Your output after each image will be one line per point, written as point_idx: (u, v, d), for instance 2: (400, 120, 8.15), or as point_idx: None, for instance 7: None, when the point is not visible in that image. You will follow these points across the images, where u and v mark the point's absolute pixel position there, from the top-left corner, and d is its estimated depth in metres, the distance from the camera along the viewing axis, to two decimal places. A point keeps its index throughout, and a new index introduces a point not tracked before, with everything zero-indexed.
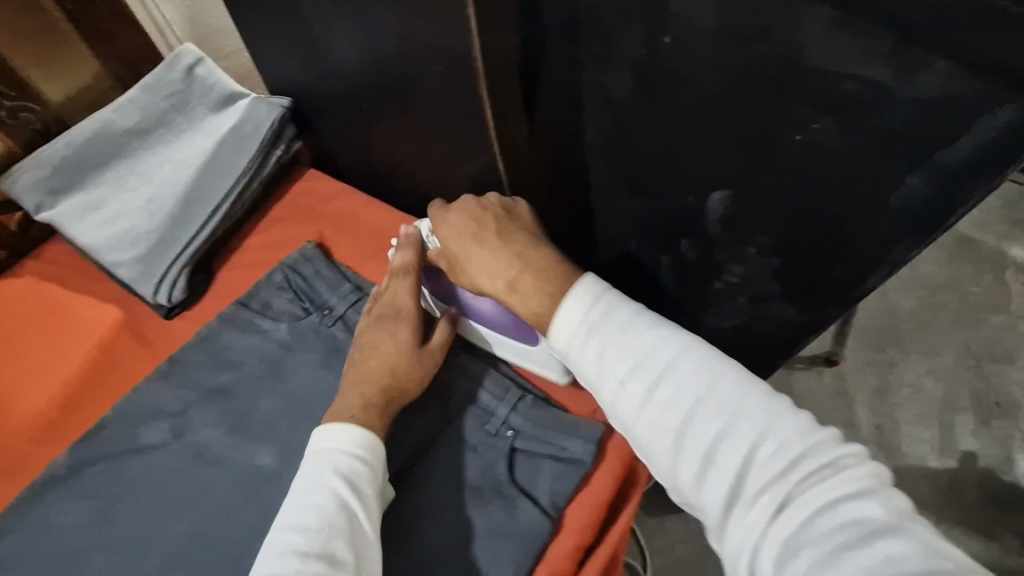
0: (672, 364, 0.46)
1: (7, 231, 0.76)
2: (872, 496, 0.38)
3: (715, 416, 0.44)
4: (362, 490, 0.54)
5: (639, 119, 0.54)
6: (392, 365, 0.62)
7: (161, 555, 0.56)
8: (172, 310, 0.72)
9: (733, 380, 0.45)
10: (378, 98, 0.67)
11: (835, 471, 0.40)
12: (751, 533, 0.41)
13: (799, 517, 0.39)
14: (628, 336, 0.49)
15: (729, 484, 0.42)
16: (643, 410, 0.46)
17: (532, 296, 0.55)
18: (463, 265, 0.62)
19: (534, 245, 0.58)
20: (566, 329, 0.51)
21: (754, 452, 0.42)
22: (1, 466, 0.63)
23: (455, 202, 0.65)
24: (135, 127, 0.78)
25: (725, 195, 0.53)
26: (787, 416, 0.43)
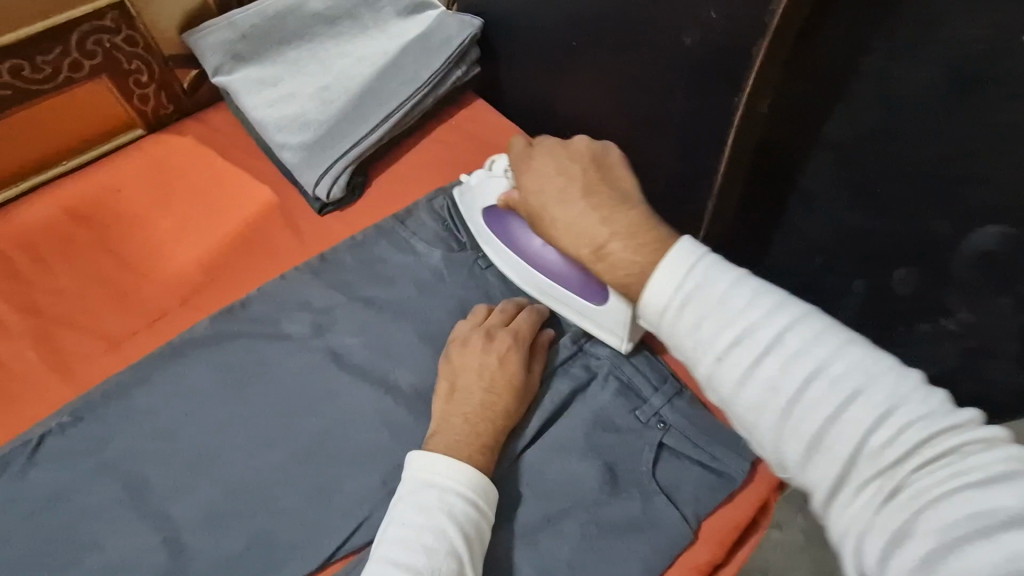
0: (781, 338, 0.37)
1: (180, 87, 0.74)
2: (1007, 480, 0.30)
3: (827, 392, 0.35)
4: (475, 540, 0.47)
5: (924, 128, 0.49)
6: (503, 399, 0.55)
7: (290, 446, 0.57)
8: (325, 206, 0.70)
9: (850, 356, 0.36)
10: (596, 38, 0.60)
11: (963, 449, 0.32)
12: (862, 517, 0.34)
13: (913, 503, 0.32)
14: (723, 304, 0.39)
15: (838, 466, 0.34)
16: (743, 387, 0.38)
17: (624, 265, 0.45)
18: (543, 222, 0.51)
19: (621, 208, 0.48)
20: (658, 295, 0.41)
21: (869, 434, 0.34)
22: (146, 315, 0.63)
23: (543, 143, 0.55)
24: (325, 13, 0.73)
25: (999, 232, 0.51)
26: (916, 390, 0.35)
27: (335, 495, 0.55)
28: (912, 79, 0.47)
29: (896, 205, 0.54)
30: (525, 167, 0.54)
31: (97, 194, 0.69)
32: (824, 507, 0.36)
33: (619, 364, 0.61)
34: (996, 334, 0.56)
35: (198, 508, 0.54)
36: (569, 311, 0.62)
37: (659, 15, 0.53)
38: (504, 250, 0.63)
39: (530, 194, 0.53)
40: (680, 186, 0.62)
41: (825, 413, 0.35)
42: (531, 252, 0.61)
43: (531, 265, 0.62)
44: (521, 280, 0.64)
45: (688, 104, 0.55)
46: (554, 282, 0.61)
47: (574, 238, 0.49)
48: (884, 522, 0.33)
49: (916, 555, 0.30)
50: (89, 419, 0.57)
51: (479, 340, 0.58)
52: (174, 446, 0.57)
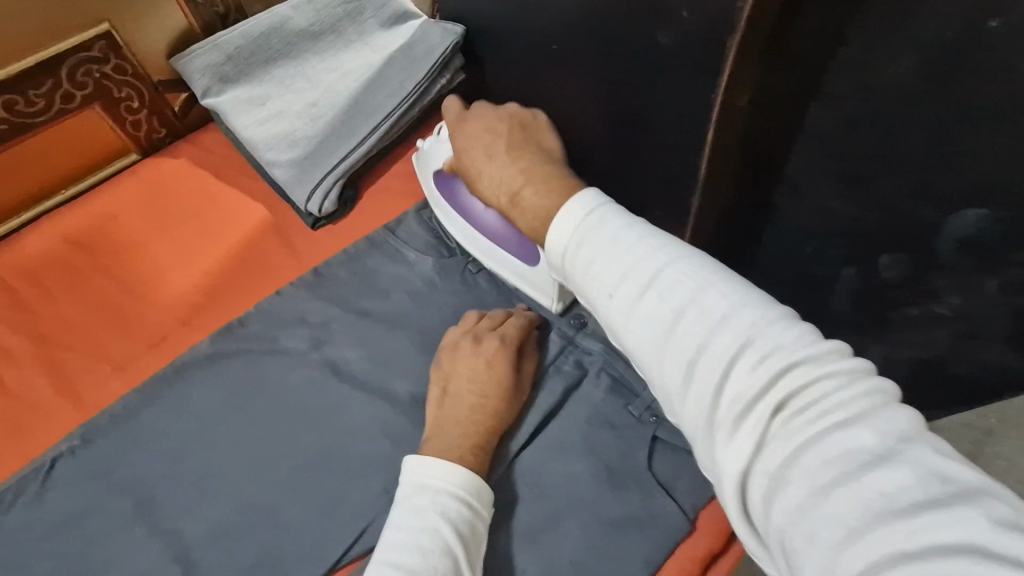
0: (659, 274, 0.38)
1: (171, 110, 0.75)
2: (868, 418, 0.30)
3: (702, 325, 0.35)
4: (470, 539, 0.48)
5: (903, 115, 0.50)
6: (493, 400, 0.56)
7: (294, 459, 0.59)
8: (318, 221, 0.71)
9: (723, 291, 0.37)
10: (574, 40, 0.60)
11: (829, 384, 0.32)
12: (743, 457, 0.32)
13: (790, 442, 0.31)
14: (611, 241, 0.41)
15: (717, 402, 0.34)
16: (631, 320, 0.38)
17: (530, 209, 0.51)
18: (475, 180, 0.58)
19: (534, 162, 0.54)
20: (561, 237, 0.44)
21: (736, 362, 0.34)
22: (148, 337, 0.65)
23: (478, 112, 0.62)
24: (308, 29, 0.74)
25: (982, 214, 0.51)
26: (782, 322, 0.35)
27: (340, 505, 0.56)
28: (890, 69, 0.47)
29: (880, 190, 0.54)
30: (459, 130, 0.61)
31: (95, 221, 0.70)
32: (708, 450, 0.34)
33: (611, 360, 0.62)
34: (987, 316, 0.57)
35: (206, 525, 0.56)
36: (506, 270, 0.64)
37: (633, 16, 0.53)
38: (449, 210, 0.65)
39: (461, 152, 0.60)
40: (663, 184, 0.62)
41: (700, 347, 0.35)
42: (471, 210, 0.63)
43: (470, 224, 0.63)
44: (461, 238, 0.66)
45: (667, 103, 0.56)
46: (492, 242, 0.63)
47: (495, 188, 0.55)
48: (762, 464, 0.31)
49: (794, 499, 0.29)
50: (100, 442, 0.59)
51: (469, 345, 0.59)
52: (181, 464, 0.58)
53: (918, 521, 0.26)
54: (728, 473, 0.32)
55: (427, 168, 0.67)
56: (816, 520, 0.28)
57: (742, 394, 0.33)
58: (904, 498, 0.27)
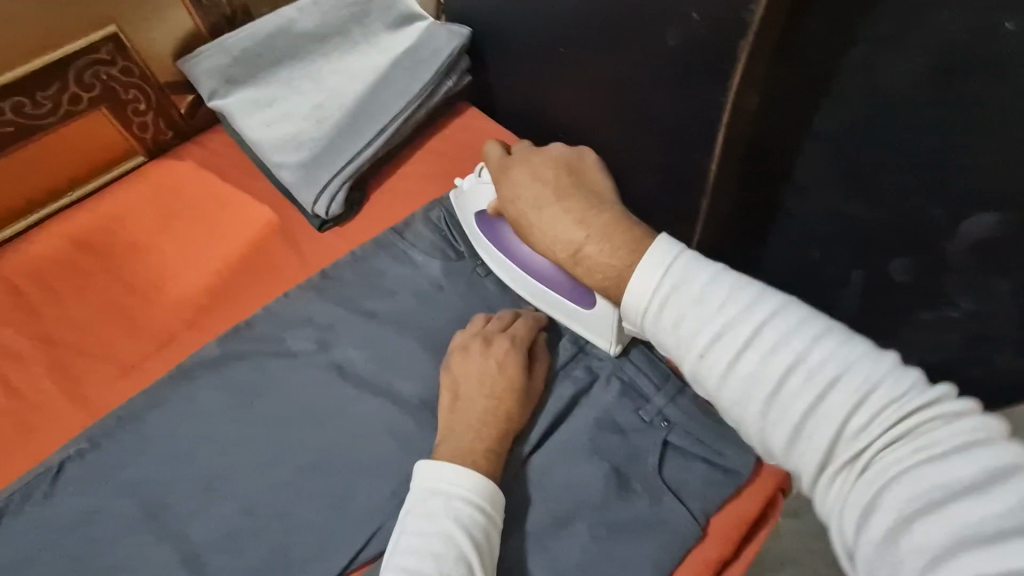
0: (758, 331, 0.38)
1: (177, 112, 0.75)
2: (967, 453, 0.31)
3: (805, 380, 0.36)
4: (484, 543, 0.47)
5: (912, 116, 0.49)
6: (504, 403, 0.56)
7: (302, 462, 0.58)
8: (325, 223, 0.71)
9: (828, 344, 0.36)
10: (582, 43, 0.60)
11: (932, 427, 0.33)
12: (846, 496, 0.35)
13: (886, 479, 0.33)
14: (702, 300, 0.40)
15: (816, 448, 0.35)
16: (730, 378, 0.38)
17: (600, 268, 0.48)
18: (527, 232, 0.55)
19: (595, 213, 0.51)
20: (639, 294, 0.42)
21: (837, 413, 0.35)
22: (156, 339, 0.65)
23: (521, 156, 0.59)
24: (315, 31, 0.74)
25: (993, 219, 0.50)
26: (884, 371, 0.35)
27: (348, 508, 0.56)
28: (897, 71, 0.47)
29: (890, 193, 0.54)
30: (503, 178, 0.59)
31: (103, 223, 0.70)
32: (811, 486, 0.37)
33: (622, 365, 0.61)
34: (997, 320, 0.56)
35: (213, 527, 0.56)
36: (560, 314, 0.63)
37: (642, 18, 0.53)
38: (497, 254, 0.65)
39: (508, 204, 0.57)
40: (671, 186, 0.62)
41: (807, 401, 0.36)
42: (521, 256, 0.62)
43: (522, 270, 0.63)
44: (513, 284, 0.65)
45: (676, 105, 0.56)
46: (544, 286, 0.62)
47: (552, 241, 0.52)
48: (858, 498, 0.34)
49: (883, 525, 0.32)
50: (107, 445, 0.59)
51: (478, 346, 0.59)
52: (188, 467, 0.58)
53: (1006, 548, 0.28)
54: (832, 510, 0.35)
55: (470, 210, 0.66)
56: (907, 548, 0.30)
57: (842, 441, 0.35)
58: (992, 526, 0.29)
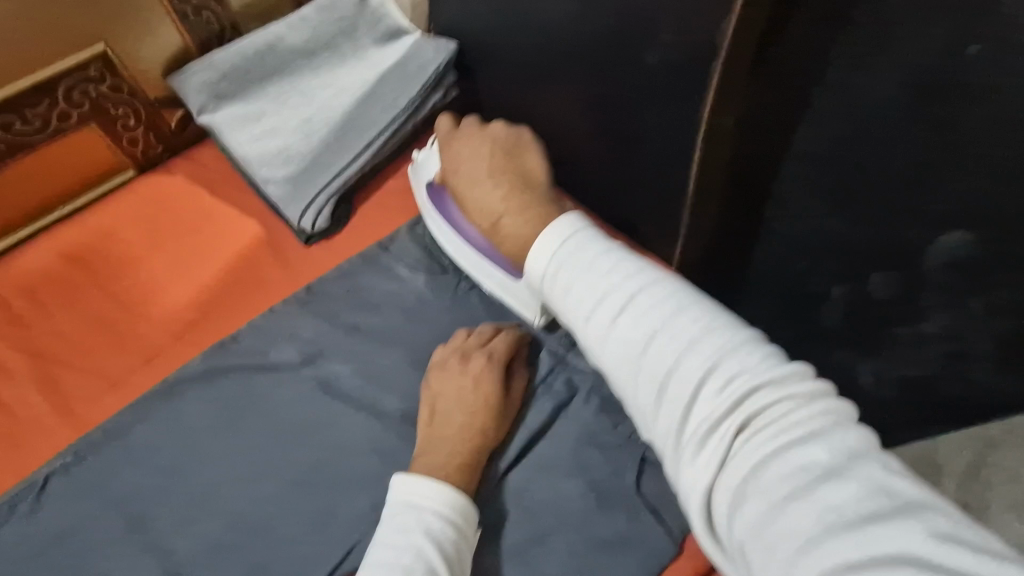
0: (632, 299, 0.39)
1: (167, 128, 0.76)
2: (824, 435, 0.31)
3: (670, 349, 0.36)
4: (454, 558, 0.48)
5: (884, 140, 0.52)
6: (480, 419, 0.56)
7: (285, 476, 0.59)
8: (312, 237, 0.72)
9: (695, 316, 0.37)
10: (563, 59, 0.60)
11: (788, 405, 0.33)
12: (704, 474, 0.33)
13: (749, 459, 0.32)
14: (588, 267, 0.42)
15: (681, 419, 0.35)
16: (607, 345, 0.39)
17: (513, 240, 0.53)
18: (463, 199, 0.59)
19: (519, 188, 0.55)
20: (540, 262, 0.44)
21: (702, 383, 0.35)
22: (141, 353, 0.65)
23: (466, 130, 0.62)
24: (303, 47, 0.75)
25: (962, 237, 0.54)
26: (749, 344, 0.36)
27: (329, 523, 0.57)
28: (873, 87, 0.50)
29: (868, 208, 0.56)
30: (449, 147, 0.62)
31: (91, 237, 0.71)
32: (676, 465, 0.35)
33: (602, 379, 0.62)
34: (973, 335, 0.58)
35: (195, 541, 0.56)
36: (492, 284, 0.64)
37: (619, 38, 0.53)
38: (440, 222, 0.66)
39: (448, 174, 0.61)
40: (651, 200, 0.62)
41: (670, 371, 0.36)
42: (459, 222, 0.64)
43: (458, 236, 0.64)
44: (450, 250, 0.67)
45: (652, 123, 0.56)
46: (477, 254, 0.63)
47: (479, 212, 0.57)
48: (723, 478, 0.33)
49: (754, 513, 0.31)
50: (93, 458, 0.59)
51: (457, 362, 0.59)
52: (172, 481, 0.59)
53: (867, 533, 0.28)
54: (694, 490, 0.34)
55: (421, 179, 0.68)
56: (773, 534, 0.29)
57: (704, 413, 0.34)
58: (851, 511, 0.29)
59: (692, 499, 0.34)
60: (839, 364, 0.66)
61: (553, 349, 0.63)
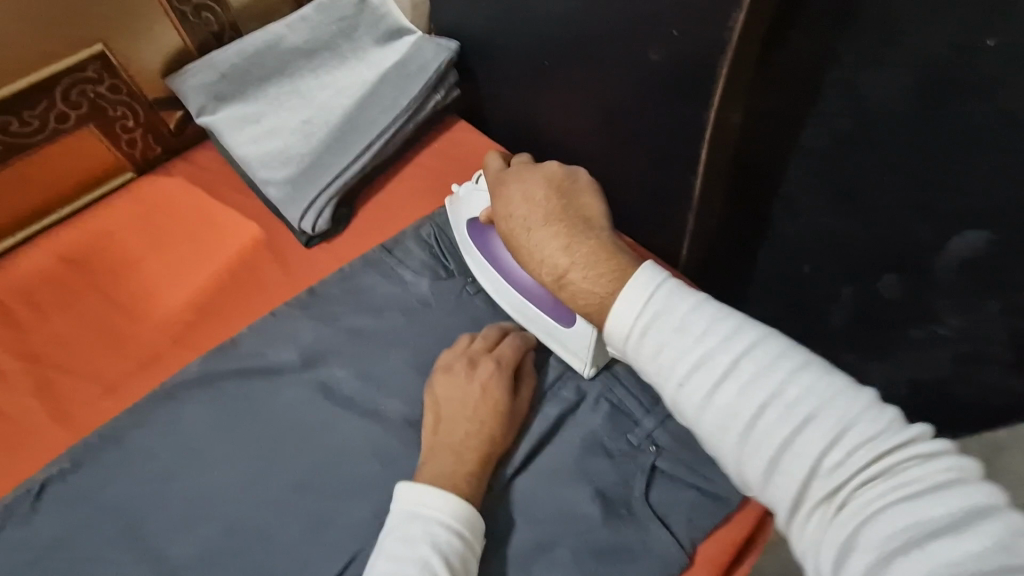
0: (736, 363, 0.39)
1: (166, 129, 0.76)
2: (941, 494, 0.33)
3: (782, 416, 0.37)
4: (460, 569, 0.47)
5: (893, 140, 0.51)
6: (487, 426, 0.55)
7: (285, 482, 0.58)
8: (312, 239, 0.71)
9: (803, 378, 0.38)
10: (566, 57, 0.59)
11: (903, 466, 0.34)
12: (823, 536, 0.35)
13: (864, 520, 0.34)
14: (682, 329, 0.41)
15: (796, 484, 0.36)
16: (710, 410, 0.39)
17: (586, 297, 0.48)
18: (516, 246, 0.54)
19: (583, 238, 0.51)
20: (622, 325, 0.43)
21: (817, 450, 0.36)
22: (140, 357, 0.64)
23: (516, 169, 0.58)
24: (303, 47, 0.74)
25: (981, 238, 0.53)
26: (861, 407, 0.36)
27: (330, 530, 0.56)
28: (881, 86, 0.49)
29: (878, 209, 0.55)
30: (499, 188, 0.58)
31: (91, 240, 0.70)
32: (788, 521, 0.38)
33: (612, 387, 0.60)
34: (988, 338, 0.58)
35: (194, 549, 0.55)
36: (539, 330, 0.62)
37: (625, 35, 0.52)
38: (483, 262, 0.64)
39: (499, 218, 0.56)
40: (657, 202, 0.61)
41: (786, 439, 0.36)
42: (505, 267, 0.62)
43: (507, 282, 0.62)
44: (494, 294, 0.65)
45: (658, 122, 0.55)
46: (525, 300, 0.61)
47: (539, 263, 0.52)
48: (838, 538, 0.35)
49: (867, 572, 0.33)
50: (90, 464, 0.58)
51: (462, 367, 0.58)
52: (170, 487, 0.58)
53: None
54: (814, 549, 0.36)
55: (463, 217, 0.65)
56: None
57: (822, 479, 0.36)
58: (972, 566, 0.30)
59: (810, 555, 0.36)
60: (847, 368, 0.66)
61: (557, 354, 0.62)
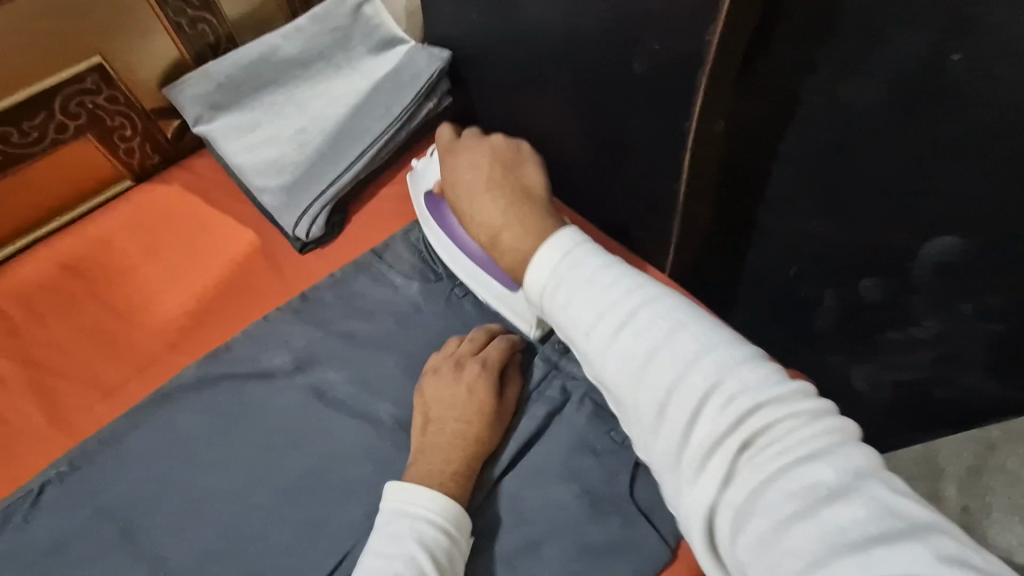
0: (636, 317, 0.40)
1: (164, 138, 0.77)
2: (827, 454, 0.33)
3: (673, 365, 0.37)
4: (447, 566, 0.48)
5: (871, 148, 0.53)
6: (474, 428, 0.56)
7: (278, 484, 0.59)
8: (306, 246, 0.72)
9: (698, 335, 0.39)
10: (552, 66, 0.61)
11: (791, 424, 0.34)
12: (709, 491, 0.35)
13: (753, 476, 0.34)
14: (588, 284, 0.42)
15: (684, 434, 0.36)
16: (612, 361, 0.40)
17: (509, 250, 0.54)
18: (462, 208, 0.60)
19: (516, 201, 0.56)
20: (540, 277, 0.45)
21: (705, 399, 0.36)
22: (136, 362, 0.66)
23: (464, 140, 0.63)
24: (298, 57, 0.75)
25: (949, 242, 0.54)
26: (749, 363, 0.37)
27: (323, 531, 0.57)
28: (857, 96, 0.51)
29: (855, 212, 0.57)
30: (449, 157, 0.63)
31: (88, 247, 0.72)
32: (675, 477, 0.37)
33: (595, 385, 0.62)
34: (966, 342, 0.58)
35: (189, 550, 0.56)
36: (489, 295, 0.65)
37: (607, 45, 0.53)
38: (439, 234, 0.67)
39: (446, 183, 0.62)
40: (643, 208, 0.62)
41: (673, 385, 0.37)
42: (458, 235, 0.64)
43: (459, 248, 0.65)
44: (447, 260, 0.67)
45: (642, 131, 0.56)
46: (476, 267, 0.64)
47: (474, 220, 0.58)
48: (729, 496, 0.34)
49: (757, 531, 0.32)
50: (88, 467, 0.60)
51: (450, 371, 0.59)
52: (166, 490, 0.59)
53: (871, 555, 0.29)
54: (696, 504, 0.35)
55: (421, 190, 0.69)
56: (780, 551, 0.31)
57: (705, 427, 0.35)
58: (858, 531, 0.30)
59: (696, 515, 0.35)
60: (834, 370, 0.69)
61: (546, 359, 0.63)
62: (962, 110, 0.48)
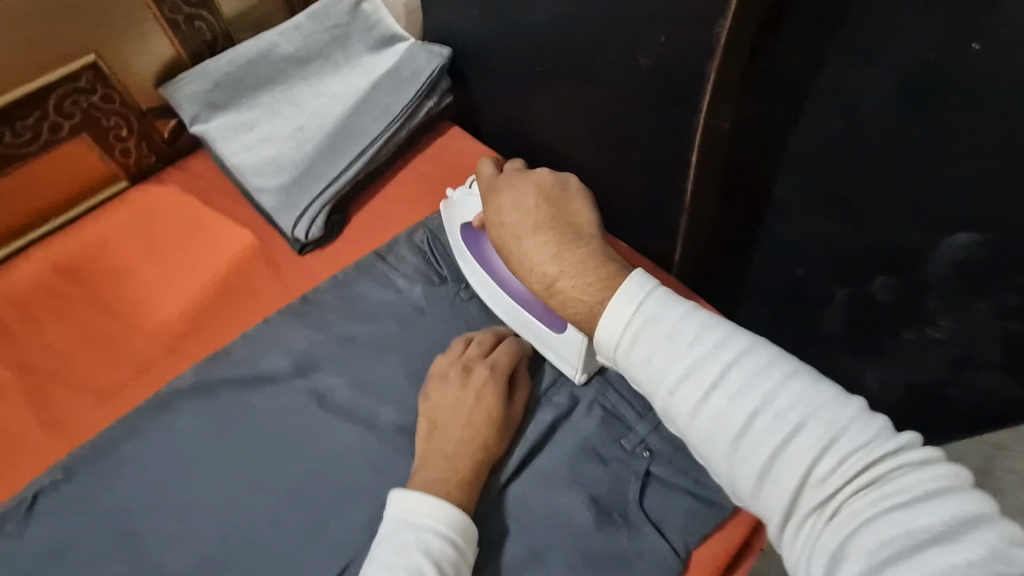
0: (726, 372, 0.39)
1: (161, 138, 0.76)
2: (934, 502, 0.33)
3: (771, 423, 0.37)
4: None
5: None
6: (482, 434, 0.55)
7: (278, 491, 0.58)
8: (305, 247, 0.71)
9: (793, 387, 0.38)
10: (556, 62, 0.59)
11: (894, 474, 0.35)
12: (816, 547, 0.36)
13: (859, 529, 0.34)
14: (669, 338, 0.41)
15: (788, 494, 0.36)
16: (704, 420, 0.39)
17: (573, 305, 0.48)
18: (508, 253, 0.55)
19: (574, 246, 0.51)
20: (614, 333, 0.43)
21: (809, 459, 0.36)
22: (133, 366, 0.64)
23: (508, 175, 0.59)
24: (296, 54, 0.74)
25: (970, 239, 0.52)
26: (850, 415, 0.37)
27: (323, 539, 0.55)
28: (870, 91, 0.49)
29: (868, 210, 0.55)
30: (491, 195, 0.58)
31: (85, 249, 0.71)
32: (780, 530, 0.38)
33: (605, 391, 0.60)
34: (980, 341, 0.58)
35: (186, 559, 0.55)
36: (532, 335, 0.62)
37: (613, 40, 0.52)
38: (477, 268, 0.64)
39: (491, 226, 0.57)
40: (650, 207, 0.60)
41: (777, 449, 0.37)
42: (498, 271, 0.62)
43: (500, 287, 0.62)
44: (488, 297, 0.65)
45: (649, 128, 0.54)
46: (517, 305, 0.61)
47: (528, 270, 0.53)
48: (833, 550, 0.35)
49: None
50: (83, 474, 0.58)
51: (457, 375, 0.58)
52: (163, 497, 0.58)
53: None
54: (809, 564, 0.36)
55: (456, 223, 0.66)
56: None
57: (812, 488, 0.36)
58: None
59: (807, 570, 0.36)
60: (843, 370, 0.68)
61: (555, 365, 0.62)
62: (978, 104, 0.46)
